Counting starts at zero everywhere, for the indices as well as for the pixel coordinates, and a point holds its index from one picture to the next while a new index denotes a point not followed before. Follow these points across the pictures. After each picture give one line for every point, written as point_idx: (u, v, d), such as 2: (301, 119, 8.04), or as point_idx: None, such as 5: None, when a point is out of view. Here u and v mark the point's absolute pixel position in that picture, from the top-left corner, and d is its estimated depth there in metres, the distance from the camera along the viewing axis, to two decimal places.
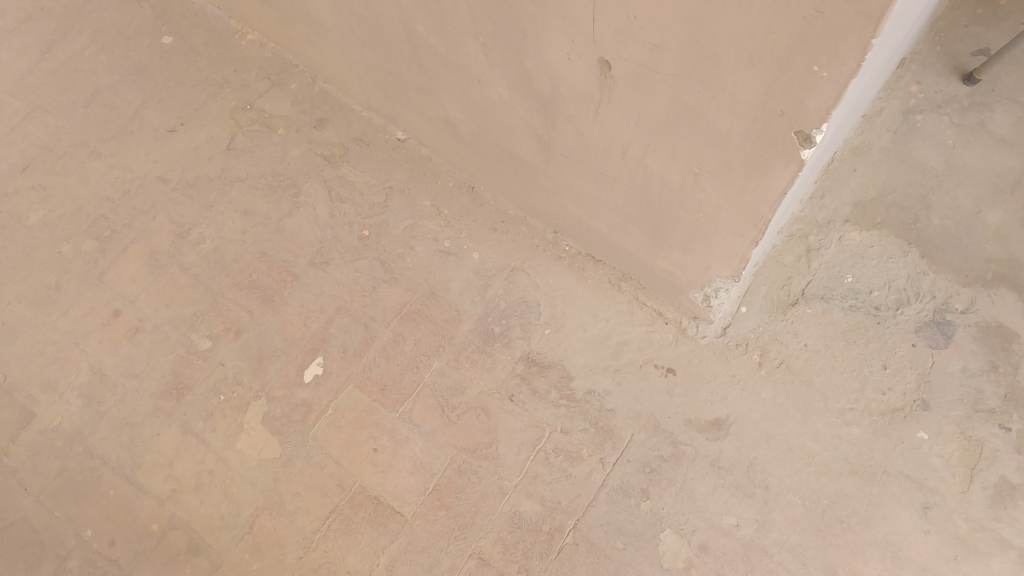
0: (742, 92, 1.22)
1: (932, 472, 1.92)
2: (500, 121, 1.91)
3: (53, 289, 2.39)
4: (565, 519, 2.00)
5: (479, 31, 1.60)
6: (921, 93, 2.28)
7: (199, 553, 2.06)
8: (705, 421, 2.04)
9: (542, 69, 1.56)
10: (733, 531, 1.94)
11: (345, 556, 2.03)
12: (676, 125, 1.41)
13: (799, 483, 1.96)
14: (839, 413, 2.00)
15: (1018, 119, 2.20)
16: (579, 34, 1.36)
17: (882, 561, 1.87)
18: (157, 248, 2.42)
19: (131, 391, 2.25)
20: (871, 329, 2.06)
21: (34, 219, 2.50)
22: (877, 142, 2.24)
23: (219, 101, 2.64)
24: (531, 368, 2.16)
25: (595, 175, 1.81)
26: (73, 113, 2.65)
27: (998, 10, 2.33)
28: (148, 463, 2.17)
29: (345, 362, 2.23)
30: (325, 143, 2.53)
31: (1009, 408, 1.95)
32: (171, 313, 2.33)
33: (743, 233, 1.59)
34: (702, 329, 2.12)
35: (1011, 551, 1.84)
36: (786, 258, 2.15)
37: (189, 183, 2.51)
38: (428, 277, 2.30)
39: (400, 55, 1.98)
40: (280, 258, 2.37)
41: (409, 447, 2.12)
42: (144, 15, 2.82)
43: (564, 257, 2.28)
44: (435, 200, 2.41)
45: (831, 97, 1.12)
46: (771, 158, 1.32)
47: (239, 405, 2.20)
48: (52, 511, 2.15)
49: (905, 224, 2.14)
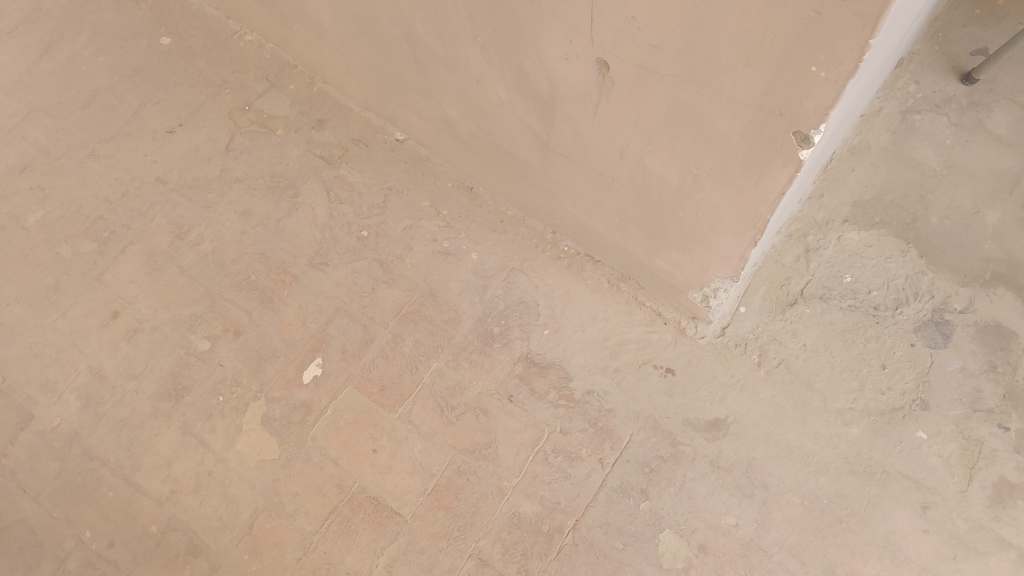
0: (740, 93, 1.22)
1: (931, 471, 1.92)
2: (499, 122, 1.91)
3: (52, 290, 2.39)
4: (565, 519, 2.00)
5: (477, 31, 1.60)
6: (919, 92, 2.29)
7: (199, 554, 2.06)
8: (704, 421, 2.04)
9: (540, 69, 1.56)
10: (733, 530, 1.94)
11: (345, 557, 2.03)
12: (675, 126, 1.41)
13: (798, 482, 1.96)
14: (838, 412, 2.00)
15: (1017, 118, 2.20)
16: (578, 34, 1.36)
17: (881, 561, 1.87)
18: (156, 249, 2.42)
19: (131, 392, 2.25)
20: (870, 329, 2.06)
21: (32, 220, 2.49)
22: (875, 142, 2.25)
23: (218, 102, 2.64)
24: (530, 368, 2.16)
25: (594, 175, 1.81)
26: (71, 114, 2.65)
27: (996, 10, 2.33)
28: (147, 464, 2.17)
29: (344, 362, 2.22)
30: (324, 144, 2.53)
31: (1008, 408, 1.95)
32: (170, 314, 2.33)
33: (742, 233, 1.59)
34: (700, 329, 2.12)
35: (1010, 551, 1.84)
36: (784, 258, 2.15)
37: (187, 184, 2.51)
38: (427, 277, 2.30)
39: (398, 55, 1.98)
40: (279, 259, 2.37)
41: (408, 448, 2.12)
42: (142, 16, 2.82)
43: (564, 257, 2.28)
44: (434, 200, 2.41)
45: (830, 97, 1.12)
46: (769, 158, 1.32)
47: (239, 406, 2.20)
48: (51, 512, 2.15)
49: (904, 224, 2.14)
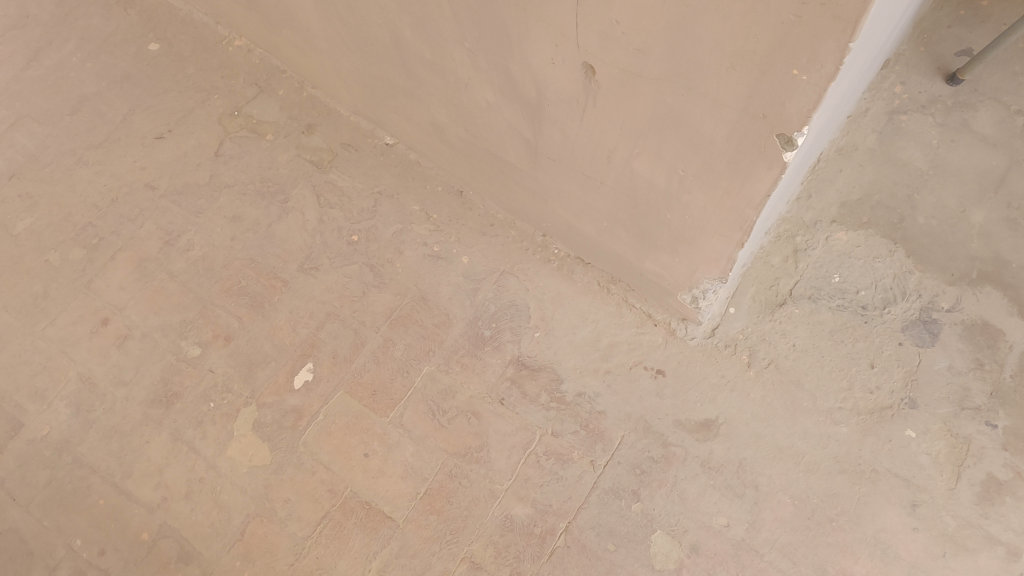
0: (724, 96, 1.23)
1: (920, 469, 1.94)
2: (488, 125, 1.91)
3: (41, 298, 2.38)
4: (557, 521, 2.00)
5: (464, 35, 1.60)
6: (905, 93, 2.30)
7: (190, 561, 2.06)
8: (694, 421, 2.05)
9: (528, 74, 1.56)
10: (724, 531, 1.95)
11: (336, 562, 2.02)
12: (660, 129, 1.42)
13: (789, 482, 1.97)
14: (828, 412, 2.01)
15: (1001, 118, 2.22)
16: (564, 39, 1.37)
17: (871, 560, 1.88)
18: (146, 255, 2.42)
19: (121, 399, 2.24)
20: (859, 328, 2.07)
21: (21, 227, 2.49)
22: (862, 142, 2.26)
23: (207, 108, 2.63)
24: (521, 371, 2.16)
25: (582, 178, 1.82)
26: (59, 122, 2.64)
27: (980, 11, 2.35)
28: (138, 471, 2.16)
29: (335, 367, 2.22)
30: (314, 149, 2.53)
31: (996, 405, 1.96)
32: (160, 320, 2.33)
33: (729, 234, 1.60)
34: (690, 330, 2.13)
35: (998, 547, 1.85)
36: (773, 259, 2.16)
37: (177, 190, 2.50)
38: (418, 282, 2.30)
39: (386, 60, 1.98)
40: (269, 264, 2.37)
41: (400, 451, 2.12)
42: (130, 22, 2.81)
43: (553, 259, 2.28)
44: (424, 204, 2.41)
45: (812, 99, 1.12)
46: (754, 161, 1.33)
47: (229, 413, 2.20)
48: (40, 521, 2.14)
49: (890, 223, 2.15)
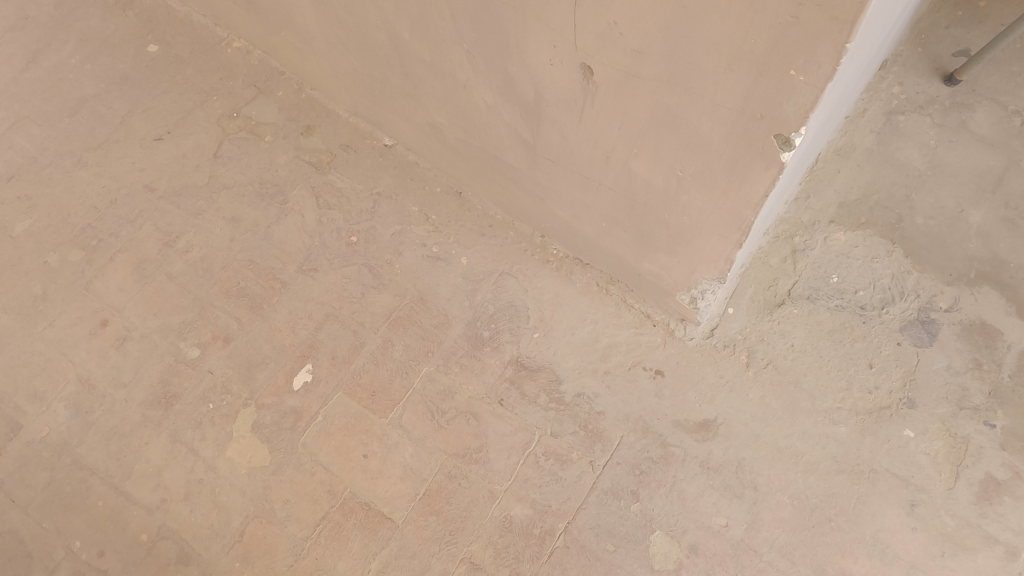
0: (722, 96, 1.23)
1: (918, 469, 1.94)
2: (487, 126, 1.92)
3: (41, 300, 2.38)
4: (556, 522, 2.00)
5: (463, 36, 1.60)
6: (903, 93, 2.30)
7: (189, 562, 2.06)
8: (693, 422, 2.05)
9: (526, 75, 1.57)
10: (723, 531, 1.95)
11: (335, 563, 2.02)
12: (658, 130, 1.42)
13: (788, 482, 1.97)
14: (826, 412, 2.02)
15: (999, 118, 2.23)
16: (562, 40, 1.37)
17: (870, 560, 1.88)
18: (145, 256, 2.42)
19: (120, 401, 2.24)
20: (857, 329, 2.07)
21: (20, 229, 2.49)
22: (860, 143, 2.26)
23: (206, 109, 2.63)
24: (520, 371, 2.16)
25: (581, 179, 1.82)
26: (58, 123, 2.64)
27: (978, 11, 2.36)
28: (137, 472, 2.16)
29: (334, 368, 2.22)
30: (313, 150, 2.53)
31: (994, 405, 1.97)
32: (160, 321, 2.33)
33: (727, 235, 1.60)
34: (689, 330, 2.14)
35: (997, 547, 1.85)
36: (772, 259, 2.16)
37: (176, 191, 2.50)
38: (417, 282, 2.30)
39: (385, 61, 1.99)
40: (268, 265, 2.37)
41: (399, 452, 2.12)
42: (129, 24, 2.82)
43: (552, 260, 2.29)
44: (423, 205, 2.41)
45: (809, 99, 1.13)
46: (752, 161, 1.33)
47: (228, 414, 2.20)
48: (40, 522, 2.14)
49: (889, 224, 2.16)
